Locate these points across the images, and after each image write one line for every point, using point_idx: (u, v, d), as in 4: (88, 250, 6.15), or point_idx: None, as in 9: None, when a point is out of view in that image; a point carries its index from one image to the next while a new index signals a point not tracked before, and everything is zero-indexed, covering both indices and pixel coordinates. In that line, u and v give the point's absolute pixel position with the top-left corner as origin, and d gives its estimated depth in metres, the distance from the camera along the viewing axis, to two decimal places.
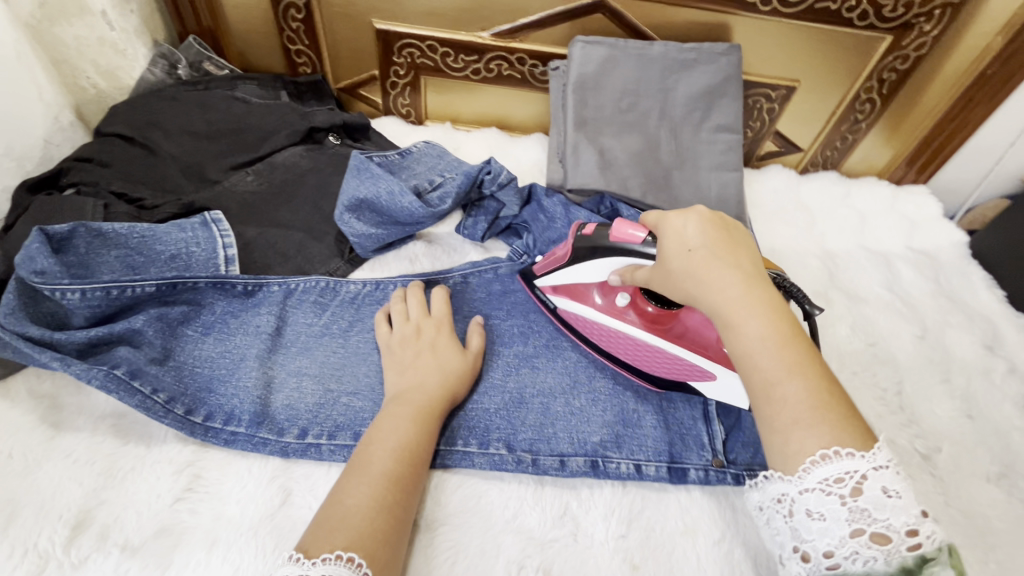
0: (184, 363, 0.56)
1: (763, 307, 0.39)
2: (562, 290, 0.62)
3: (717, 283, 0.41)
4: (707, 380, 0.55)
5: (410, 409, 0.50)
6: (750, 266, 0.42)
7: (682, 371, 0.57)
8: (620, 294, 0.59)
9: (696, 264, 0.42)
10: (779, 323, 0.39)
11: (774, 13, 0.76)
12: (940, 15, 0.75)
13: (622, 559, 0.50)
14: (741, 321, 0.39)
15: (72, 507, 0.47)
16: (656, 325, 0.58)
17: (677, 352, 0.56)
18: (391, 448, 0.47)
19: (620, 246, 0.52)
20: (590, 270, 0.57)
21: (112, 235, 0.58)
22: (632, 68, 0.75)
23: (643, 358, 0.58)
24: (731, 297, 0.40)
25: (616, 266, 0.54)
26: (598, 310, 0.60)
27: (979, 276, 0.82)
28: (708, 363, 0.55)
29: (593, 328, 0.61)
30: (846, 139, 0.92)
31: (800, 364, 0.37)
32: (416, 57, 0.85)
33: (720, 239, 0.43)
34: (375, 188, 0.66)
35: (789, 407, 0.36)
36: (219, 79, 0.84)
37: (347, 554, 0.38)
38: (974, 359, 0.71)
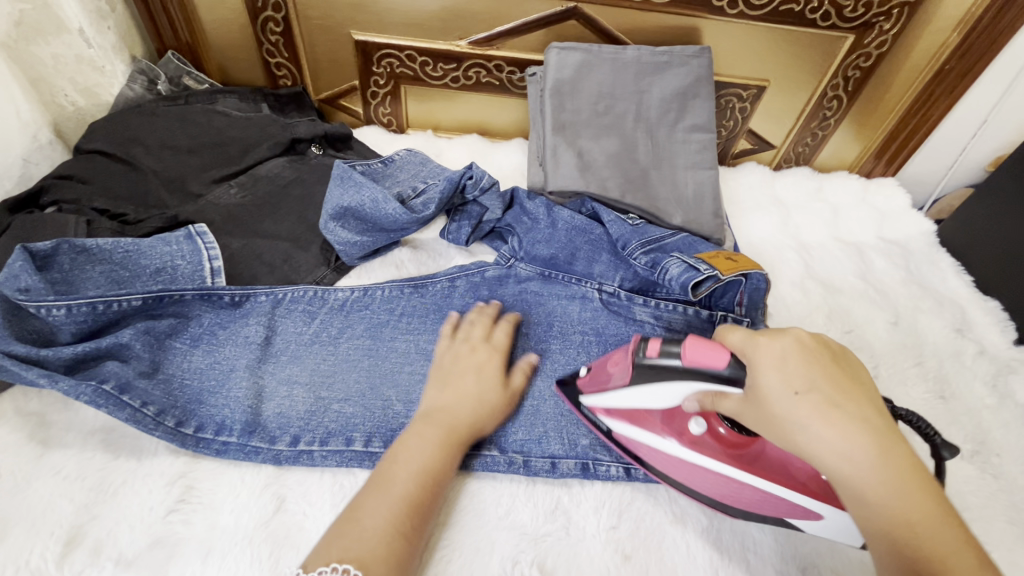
0: (173, 376, 0.56)
1: (900, 473, 0.36)
2: (619, 414, 0.54)
3: (844, 446, 0.36)
4: (812, 518, 0.47)
5: (436, 430, 0.51)
6: (873, 413, 0.38)
7: (780, 508, 0.48)
8: (691, 418, 0.51)
9: (811, 422, 0.37)
10: (919, 493, 0.35)
11: (741, 16, 0.79)
12: (898, 14, 0.78)
13: (614, 550, 0.51)
14: (881, 496, 0.35)
15: (64, 523, 0.47)
16: (738, 455, 0.49)
17: (769, 486, 0.47)
18: (412, 470, 0.47)
19: (696, 371, 0.46)
20: (657, 393, 0.50)
21: (96, 251, 0.58)
22: (607, 72, 0.77)
23: (727, 490, 0.50)
24: (860, 467, 0.36)
25: (692, 391, 0.47)
26: (664, 440, 0.52)
27: (948, 262, 0.85)
28: (812, 502, 0.46)
29: (662, 456, 0.52)
30: (817, 136, 0.95)
31: (949, 537, 0.34)
32: (396, 67, 0.87)
33: (834, 382, 0.39)
34: (359, 196, 0.67)
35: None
36: (199, 93, 0.85)
37: (342, 565, 0.40)
38: (945, 343, 0.74)
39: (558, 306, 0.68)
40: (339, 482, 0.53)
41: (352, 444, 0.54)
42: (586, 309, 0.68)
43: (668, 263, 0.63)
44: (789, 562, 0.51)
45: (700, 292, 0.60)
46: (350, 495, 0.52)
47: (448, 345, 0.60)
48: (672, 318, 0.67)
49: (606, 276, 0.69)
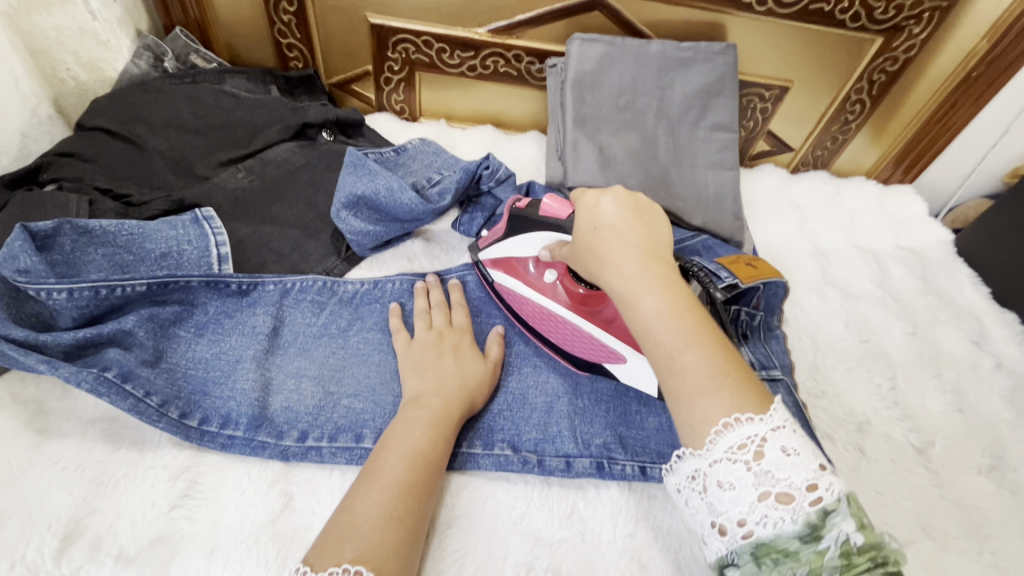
0: (177, 365, 0.54)
1: (661, 283, 0.40)
2: (499, 264, 0.64)
3: (616, 259, 0.42)
4: (618, 361, 0.56)
5: (426, 413, 0.49)
6: (651, 243, 0.43)
7: (597, 351, 0.57)
8: (549, 270, 0.60)
9: (600, 243, 0.44)
10: (674, 297, 0.39)
11: (768, 13, 0.77)
12: (929, 17, 0.76)
13: (631, 558, 0.49)
14: (640, 296, 0.40)
15: (63, 516, 0.45)
16: (580, 306, 0.59)
17: (596, 330, 0.57)
18: (401, 455, 0.45)
19: (547, 219, 0.56)
20: (524, 242, 0.60)
21: (98, 233, 0.56)
22: (629, 66, 0.75)
23: (562, 333, 0.59)
24: (628, 275, 0.41)
25: (546, 242, 0.57)
26: (525, 285, 0.61)
27: (965, 273, 0.84)
28: (620, 344, 0.56)
29: (522, 301, 0.62)
30: (836, 140, 0.93)
31: (696, 336, 0.38)
32: (411, 53, 0.84)
33: (625, 219, 0.44)
34: (373, 184, 0.65)
35: (689, 375, 0.36)
36: (206, 71, 0.82)
37: (353, 567, 0.36)
38: (963, 355, 0.73)
39: None
40: (349, 480, 0.51)
41: (361, 441, 0.52)
42: None
43: None
44: None
45: None
46: None
47: (408, 342, 0.57)
48: None
49: None
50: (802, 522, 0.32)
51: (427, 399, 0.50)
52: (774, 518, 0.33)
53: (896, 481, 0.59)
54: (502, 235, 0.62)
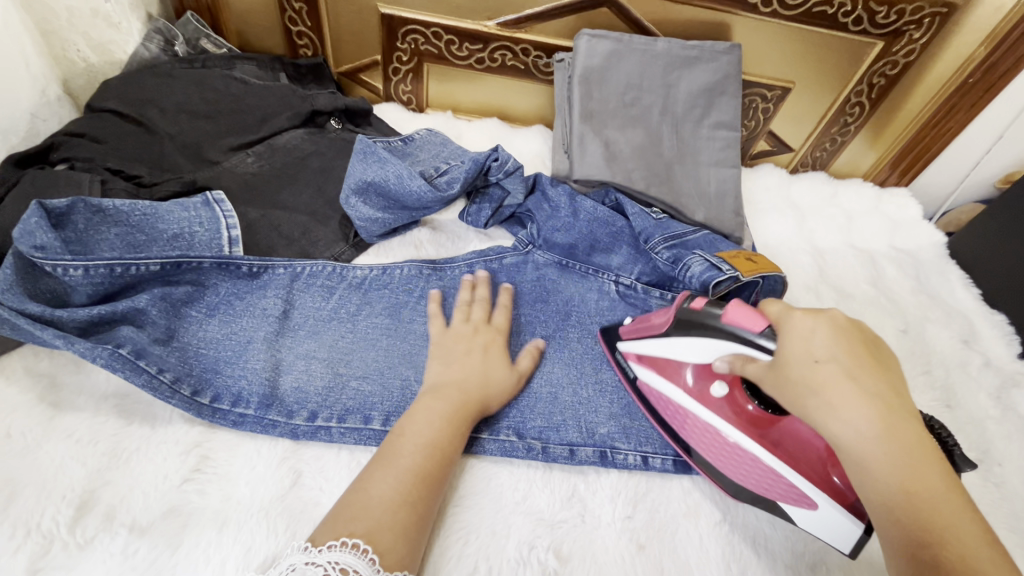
0: (189, 344, 0.55)
1: (912, 451, 0.37)
2: (648, 362, 0.57)
3: (852, 413, 0.38)
4: (804, 507, 0.47)
5: (445, 404, 0.50)
6: (893, 392, 0.39)
7: (776, 490, 0.49)
8: (717, 381, 0.53)
9: (824, 385, 0.39)
10: (925, 468, 0.37)
11: (773, 14, 0.78)
12: (929, 23, 0.78)
13: (629, 539, 0.51)
14: (882, 466, 0.37)
15: (77, 487, 0.46)
16: (753, 429, 0.51)
17: (774, 463, 0.49)
18: (419, 444, 0.47)
19: (731, 329, 0.47)
20: (690, 348, 0.51)
21: (112, 212, 0.57)
22: (636, 63, 0.76)
23: (730, 458, 0.52)
24: (868, 437, 0.37)
25: (727, 351, 0.48)
26: (682, 393, 0.54)
27: (957, 274, 0.86)
28: (811, 489, 0.47)
29: (675, 409, 0.56)
30: (836, 141, 0.95)
31: (963, 528, 0.35)
32: (420, 44, 0.85)
33: (855, 357, 0.40)
34: (382, 172, 0.66)
35: (958, 567, 0.33)
36: (216, 57, 0.82)
37: (351, 540, 0.38)
38: (952, 353, 0.75)
39: (577, 295, 0.68)
40: (356, 459, 0.52)
41: (369, 422, 0.54)
42: (602, 301, 0.68)
43: (690, 259, 0.63)
44: (799, 559, 0.51)
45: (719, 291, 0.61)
46: None
47: (445, 329, 0.59)
48: None
49: (623, 269, 0.70)
50: None
51: (449, 390, 0.52)
52: None
53: None
54: (661, 333, 0.54)
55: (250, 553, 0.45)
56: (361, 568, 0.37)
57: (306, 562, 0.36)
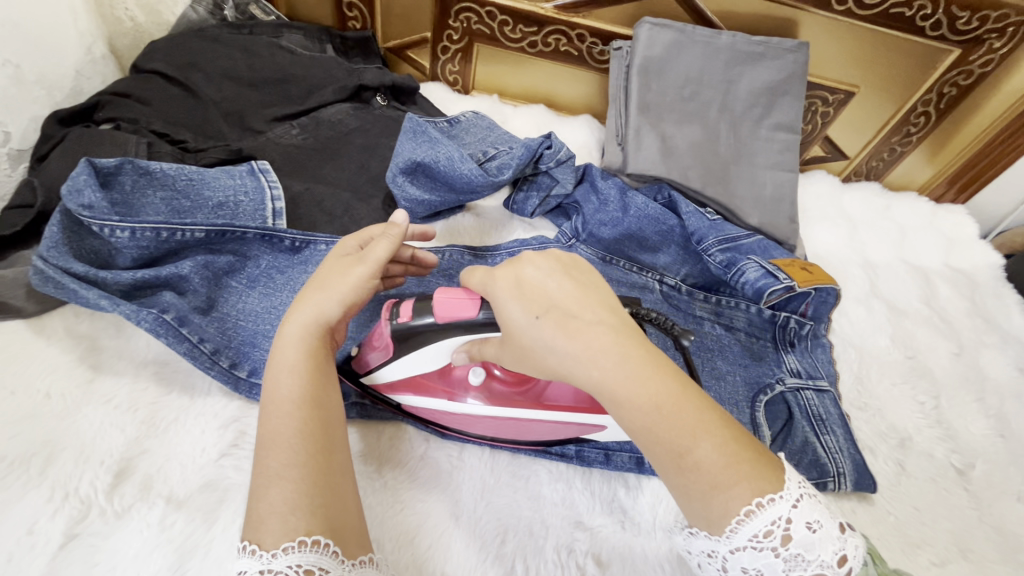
0: (228, 315, 0.54)
1: (642, 369, 0.36)
2: (402, 386, 0.52)
3: (578, 351, 0.37)
4: (597, 430, 0.51)
5: (294, 350, 0.42)
6: (609, 311, 0.40)
7: (566, 430, 0.52)
8: (473, 370, 0.51)
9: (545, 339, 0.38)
10: (664, 378, 0.36)
11: (847, 14, 0.75)
12: (1013, 33, 0.74)
13: (671, 549, 0.49)
14: (627, 396, 0.36)
15: (115, 453, 0.45)
16: (519, 392, 0.52)
17: (556, 414, 0.51)
18: (281, 406, 0.39)
19: (451, 323, 0.46)
20: (423, 359, 0.49)
21: (159, 175, 0.55)
22: (698, 56, 0.73)
23: (516, 427, 0.52)
24: (607, 367, 0.36)
25: (458, 343, 0.47)
26: (452, 399, 0.51)
27: (1015, 299, 0.82)
28: (595, 416, 0.50)
29: (456, 417, 0.52)
30: (895, 151, 0.91)
31: (703, 421, 0.35)
32: (473, 23, 0.82)
33: (566, 295, 0.40)
34: (432, 151, 0.63)
35: (703, 472, 0.34)
36: (264, 24, 0.81)
37: (310, 538, 0.34)
38: (1007, 380, 0.72)
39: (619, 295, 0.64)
40: None
41: None
42: (647, 299, 0.64)
43: (745, 264, 0.60)
44: None
45: (773, 301, 0.58)
46: None
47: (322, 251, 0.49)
48: (734, 316, 0.65)
49: (668, 268, 0.67)
50: None
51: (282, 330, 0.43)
52: None
53: (935, 500, 0.59)
54: (390, 356, 0.50)
55: None
56: (327, 566, 0.33)
57: (262, 570, 0.33)
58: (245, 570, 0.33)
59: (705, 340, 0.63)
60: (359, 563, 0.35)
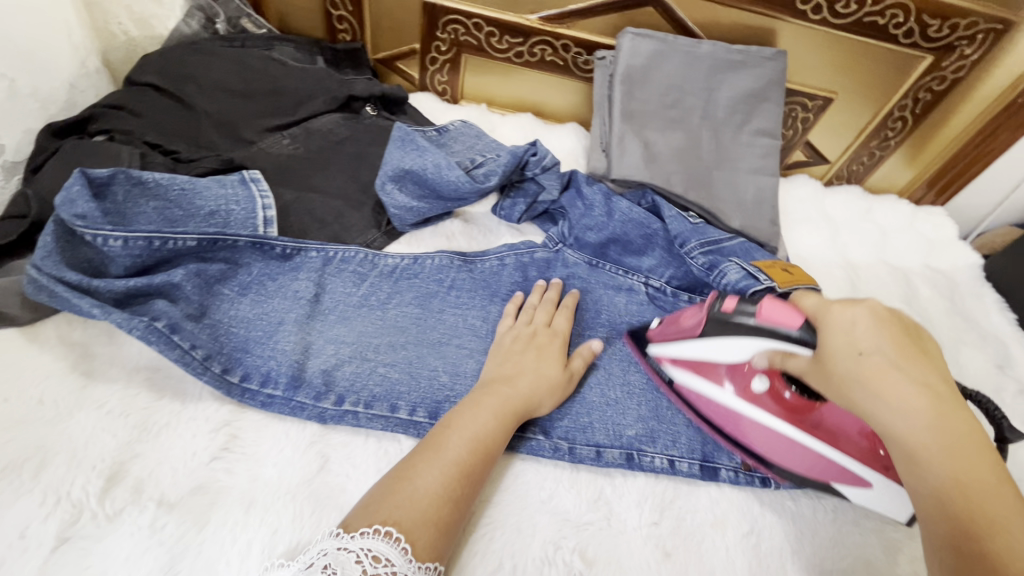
0: (220, 322, 0.55)
1: (957, 443, 0.37)
2: (686, 364, 0.56)
3: (903, 403, 0.39)
4: (862, 487, 0.50)
5: (497, 399, 0.50)
6: (941, 380, 0.40)
7: (826, 471, 0.51)
8: (757, 376, 0.53)
9: (873, 378, 0.40)
10: (972, 463, 0.37)
11: (822, 22, 0.77)
12: (982, 39, 0.76)
13: (655, 545, 0.50)
14: (927, 459, 0.38)
15: (106, 458, 0.45)
16: (796, 416, 0.52)
17: (817, 447, 0.51)
18: (466, 436, 0.47)
19: (766, 326, 0.47)
20: (726, 348, 0.52)
21: (152, 185, 0.56)
22: (679, 65, 0.75)
23: (771, 446, 0.53)
24: (915, 427, 0.38)
25: (764, 348, 0.49)
26: (726, 391, 0.54)
27: (992, 298, 0.84)
28: (863, 469, 0.50)
29: (715, 407, 0.56)
30: (874, 156, 0.93)
31: (1011, 517, 0.35)
32: (460, 34, 0.84)
33: (900, 347, 0.40)
34: (421, 160, 0.65)
35: (990, 561, 0.34)
36: (255, 37, 0.83)
37: (385, 527, 0.39)
38: (986, 377, 0.74)
39: (605, 297, 0.67)
40: (383, 448, 0.52)
41: (397, 412, 0.53)
42: (633, 301, 0.67)
43: (727, 266, 0.61)
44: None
45: None
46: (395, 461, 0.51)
47: (508, 327, 0.59)
48: None
49: (655, 271, 0.69)
50: None
51: (503, 388, 0.51)
52: None
53: None
54: (696, 333, 0.54)
55: (275, 537, 0.44)
56: (393, 557, 0.38)
57: (338, 547, 0.38)
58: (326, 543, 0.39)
59: None
60: (426, 568, 0.40)
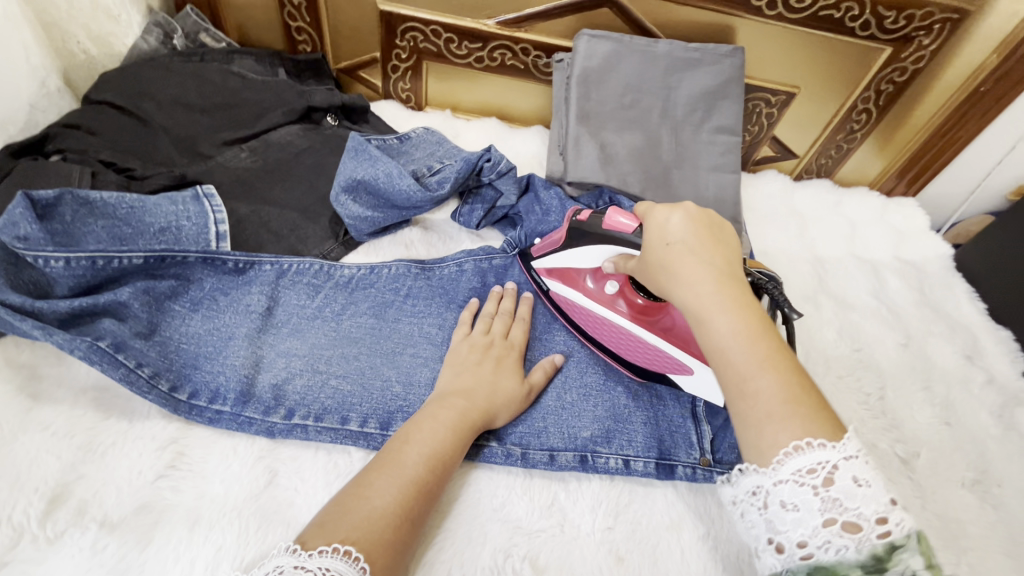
0: (170, 338, 0.54)
1: (735, 304, 0.40)
2: (557, 274, 0.63)
3: (693, 274, 0.42)
4: (683, 373, 0.56)
5: (451, 413, 0.50)
6: (724, 260, 0.43)
7: (661, 362, 0.57)
8: (610, 281, 0.60)
9: (672, 259, 0.44)
10: (747, 318, 0.39)
11: (779, 18, 0.77)
12: (940, 29, 0.76)
13: (608, 551, 0.50)
14: (711, 320, 0.40)
15: (50, 480, 0.45)
16: (642, 316, 0.58)
17: (658, 341, 0.57)
18: (423, 452, 0.46)
19: (611, 233, 0.54)
20: (584, 253, 0.59)
21: (99, 205, 0.56)
22: (636, 65, 0.75)
23: (624, 343, 0.59)
24: (701, 294, 0.41)
25: (610, 253, 0.56)
26: (586, 296, 0.61)
27: (963, 288, 0.83)
28: (687, 356, 0.55)
29: (579, 311, 0.62)
30: (841, 149, 0.93)
31: (770, 361, 0.38)
32: (419, 41, 0.84)
33: (699, 236, 0.44)
34: (373, 169, 0.65)
35: (759, 401, 0.37)
36: (215, 51, 0.83)
37: (343, 546, 0.38)
38: (954, 369, 0.73)
39: None
40: (333, 461, 0.51)
41: (347, 424, 0.53)
42: None
43: None
44: None
45: None
46: (344, 474, 0.51)
47: (464, 336, 0.58)
48: None
49: None
50: (866, 552, 0.32)
51: (453, 399, 0.51)
52: (837, 545, 0.33)
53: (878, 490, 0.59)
54: (560, 245, 0.61)
55: (219, 554, 0.44)
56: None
57: (296, 566, 0.36)
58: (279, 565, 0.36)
59: None
60: None
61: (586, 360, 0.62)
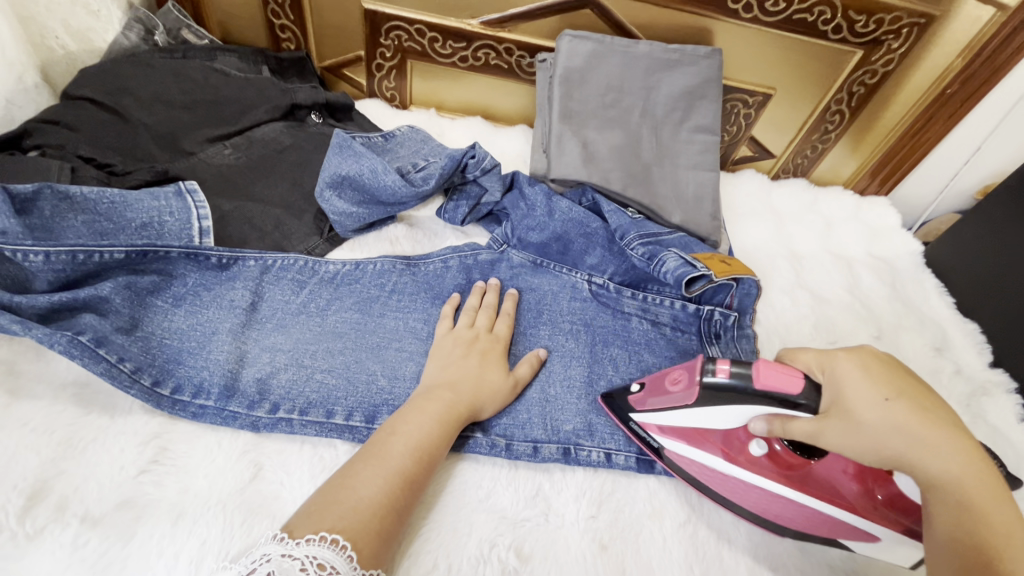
0: (153, 334, 0.54)
1: (988, 479, 0.38)
2: (676, 434, 0.53)
3: (930, 440, 0.38)
4: (867, 540, 0.48)
5: (438, 405, 0.50)
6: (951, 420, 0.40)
7: (835, 531, 0.49)
8: (750, 439, 0.50)
9: (897, 422, 0.39)
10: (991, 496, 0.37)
11: (754, 21, 0.79)
12: (907, 33, 0.79)
13: (592, 539, 0.51)
14: (961, 496, 0.37)
15: (28, 476, 0.45)
16: (793, 475, 0.49)
17: (828, 509, 0.48)
18: (409, 442, 0.47)
19: (766, 395, 0.44)
20: (721, 413, 0.48)
21: (79, 199, 0.56)
22: (616, 65, 0.77)
23: (785, 513, 0.50)
24: (952, 468, 0.38)
25: (763, 414, 0.46)
26: (725, 461, 0.51)
27: (932, 284, 0.86)
28: (873, 526, 0.46)
29: (717, 478, 0.52)
30: (816, 149, 0.96)
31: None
32: (404, 41, 0.85)
33: (918, 393, 0.41)
34: (358, 166, 0.66)
35: None
36: (197, 48, 0.83)
37: (331, 534, 0.38)
38: (925, 360, 0.76)
39: (551, 293, 0.68)
40: (318, 455, 0.51)
41: (332, 418, 0.53)
42: (575, 300, 0.67)
43: (665, 255, 0.62)
44: (760, 561, 0.51)
45: (692, 288, 0.60)
46: (330, 467, 0.51)
47: (448, 330, 0.59)
48: (659, 312, 0.67)
49: (596, 268, 0.70)
50: None
51: (437, 393, 0.51)
52: None
53: None
54: (688, 402, 0.49)
55: (204, 548, 0.44)
56: (339, 565, 0.37)
57: (283, 554, 0.37)
58: (269, 552, 0.37)
59: (631, 334, 0.65)
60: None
61: (571, 355, 0.63)
